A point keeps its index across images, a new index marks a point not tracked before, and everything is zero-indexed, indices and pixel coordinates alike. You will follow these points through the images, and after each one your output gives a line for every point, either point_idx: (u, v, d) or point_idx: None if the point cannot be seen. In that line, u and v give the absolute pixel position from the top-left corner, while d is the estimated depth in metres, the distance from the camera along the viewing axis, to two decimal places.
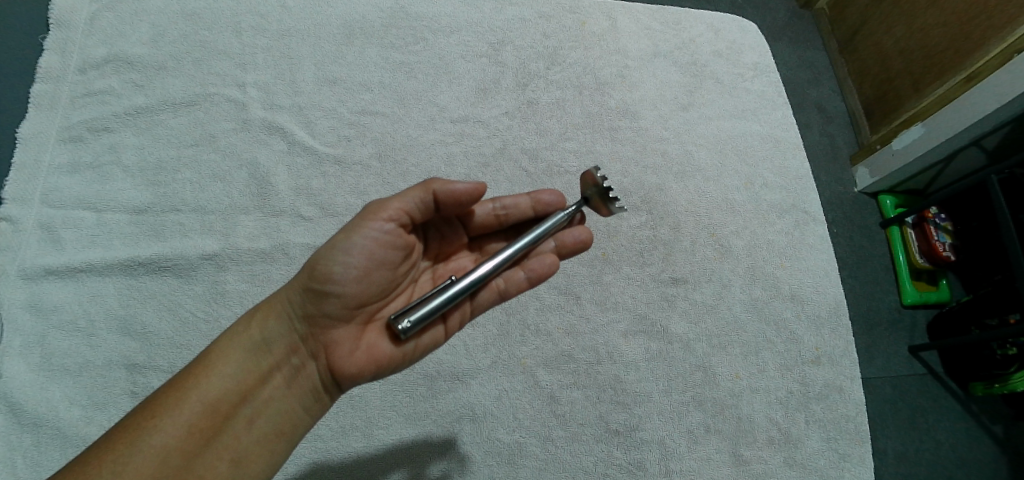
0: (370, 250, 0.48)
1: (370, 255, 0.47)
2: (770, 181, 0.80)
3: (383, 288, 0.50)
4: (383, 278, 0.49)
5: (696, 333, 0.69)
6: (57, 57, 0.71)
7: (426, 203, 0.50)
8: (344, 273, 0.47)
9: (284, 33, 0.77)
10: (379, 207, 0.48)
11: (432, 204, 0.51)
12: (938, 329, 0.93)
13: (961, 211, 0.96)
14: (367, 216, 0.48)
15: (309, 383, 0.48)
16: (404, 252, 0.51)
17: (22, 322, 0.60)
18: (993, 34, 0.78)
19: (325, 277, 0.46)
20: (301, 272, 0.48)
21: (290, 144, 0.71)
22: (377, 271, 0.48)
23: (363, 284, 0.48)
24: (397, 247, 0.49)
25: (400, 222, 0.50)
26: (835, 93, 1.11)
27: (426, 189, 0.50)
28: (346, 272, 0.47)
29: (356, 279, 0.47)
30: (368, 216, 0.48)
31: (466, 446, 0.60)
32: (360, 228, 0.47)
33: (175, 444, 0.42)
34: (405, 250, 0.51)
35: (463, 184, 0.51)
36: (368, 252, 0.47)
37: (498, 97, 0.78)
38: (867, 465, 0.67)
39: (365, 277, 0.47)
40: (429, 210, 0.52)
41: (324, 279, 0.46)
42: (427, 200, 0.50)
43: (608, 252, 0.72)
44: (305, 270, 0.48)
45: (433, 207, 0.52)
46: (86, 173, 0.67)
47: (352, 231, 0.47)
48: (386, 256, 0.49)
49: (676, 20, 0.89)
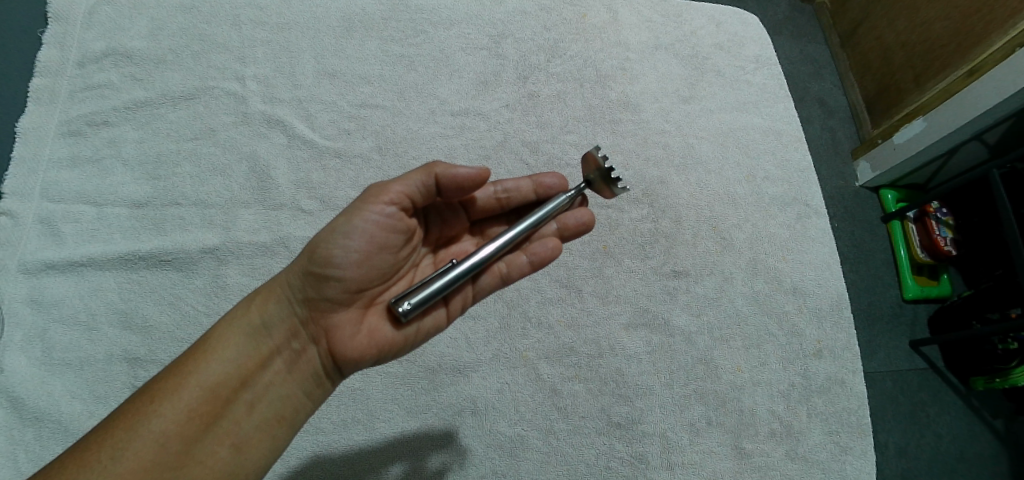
0: (371, 234, 0.47)
1: (370, 238, 0.47)
2: (771, 174, 0.80)
3: (384, 272, 0.49)
4: (384, 262, 0.49)
5: (697, 325, 0.69)
6: (56, 51, 0.71)
7: (428, 187, 0.50)
8: (345, 256, 0.46)
9: (283, 26, 0.76)
10: (379, 190, 0.48)
11: (433, 188, 0.51)
12: (939, 323, 0.92)
13: (962, 205, 0.96)
14: (367, 200, 0.48)
15: (311, 368, 0.48)
16: (405, 237, 0.50)
17: (22, 317, 0.60)
18: (994, 28, 0.78)
19: (326, 260, 0.46)
20: (300, 256, 0.48)
21: (290, 138, 0.71)
22: (377, 255, 0.48)
23: (364, 268, 0.47)
24: (399, 231, 0.49)
25: (403, 206, 0.49)
26: (836, 87, 1.10)
27: (429, 171, 0.50)
28: (347, 256, 0.46)
29: (357, 263, 0.47)
30: (369, 199, 0.48)
31: (467, 439, 0.60)
32: (360, 212, 0.47)
33: (175, 429, 0.42)
34: (406, 235, 0.50)
35: (466, 169, 0.51)
36: (369, 236, 0.47)
37: (499, 89, 0.78)
38: (868, 458, 0.67)
39: (366, 261, 0.47)
40: (432, 194, 0.51)
41: (324, 264, 0.46)
42: (429, 183, 0.50)
43: (609, 245, 0.71)
44: (305, 253, 0.48)
45: (435, 191, 0.51)
46: (86, 167, 0.67)
47: (351, 214, 0.47)
48: (388, 240, 0.48)
49: (678, 12, 0.88)
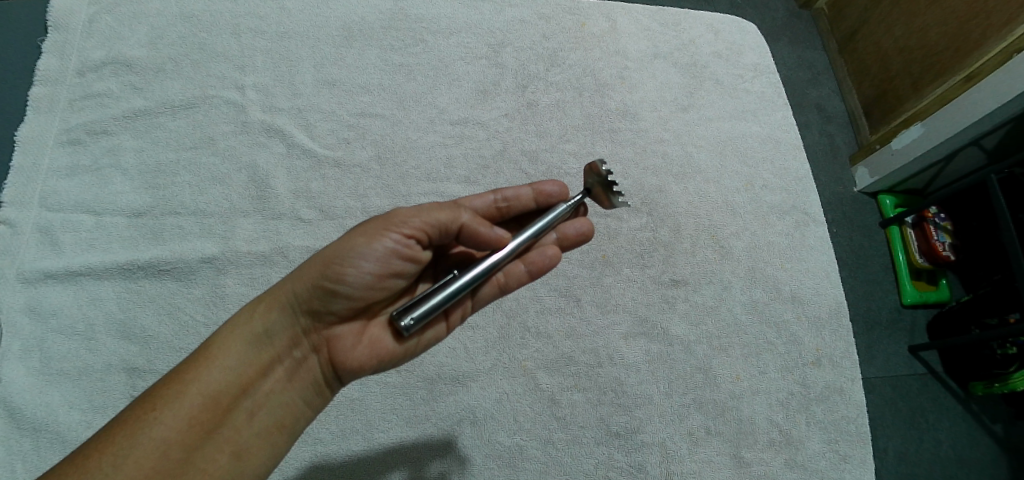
0: (385, 259, 0.46)
1: (384, 263, 0.46)
2: (770, 182, 0.80)
3: (394, 289, 0.49)
4: (394, 283, 0.49)
5: (696, 334, 0.69)
6: (55, 60, 0.71)
7: (450, 225, 0.49)
8: (357, 277, 0.46)
9: (283, 35, 0.76)
10: (401, 218, 0.47)
11: (453, 228, 0.49)
12: (938, 329, 0.93)
13: (961, 211, 0.96)
14: (386, 226, 0.46)
15: (311, 376, 0.49)
16: (417, 265, 0.49)
17: (22, 326, 0.60)
18: (993, 33, 0.78)
19: (337, 278, 0.45)
20: (308, 266, 0.47)
21: (290, 147, 0.71)
22: (390, 278, 0.47)
23: (374, 288, 0.47)
24: (412, 259, 0.48)
25: (419, 237, 0.48)
26: (835, 94, 1.11)
27: (457, 215, 0.49)
28: (359, 277, 0.46)
29: (367, 284, 0.46)
30: (388, 225, 0.46)
31: (467, 450, 0.60)
32: (379, 235, 0.46)
33: (176, 437, 0.42)
34: (419, 263, 0.49)
35: (490, 231, 0.50)
36: (383, 261, 0.46)
37: (498, 98, 0.78)
38: (867, 467, 0.67)
39: (378, 283, 0.47)
40: (451, 233, 0.50)
41: (337, 282, 0.45)
42: (451, 225, 0.49)
43: (608, 254, 0.72)
44: (313, 266, 0.46)
45: (453, 233, 0.50)
46: (86, 175, 0.67)
47: (370, 235, 0.46)
48: (401, 266, 0.47)
49: (676, 20, 0.88)
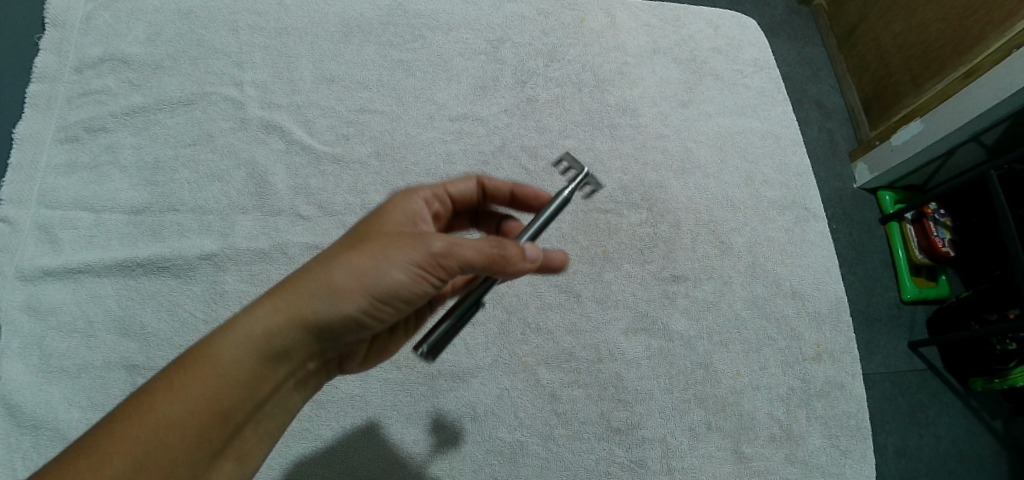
0: (419, 298, 0.42)
1: (417, 301, 0.43)
2: (770, 177, 0.80)
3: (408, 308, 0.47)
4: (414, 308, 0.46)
5: (696, 330, 0.69)
6: (52, 57, 0.71)
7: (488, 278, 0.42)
8: (390, 311, 0.42)
9: (282, 31, 0.76)
10: (439, 254, 0.40)
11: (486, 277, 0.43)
12: (938, 324, 0.93)
13: (960, 206, 0.97)
14: (430, 264, 0.40)
15: (315, 382, 0.48)
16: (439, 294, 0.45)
17: (21, 324, 0.60)
18: (992, 28, 0.78)
19: (374, 311, 0.41)
20: (347, 295, 0.40)
21: (289, 143, 0.71)
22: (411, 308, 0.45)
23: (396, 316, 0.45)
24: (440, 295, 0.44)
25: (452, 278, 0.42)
26: (834, 90, 1.11)
27: (490, 240, 0.41)
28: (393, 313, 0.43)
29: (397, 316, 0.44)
30: (430, 263, 0.41)
31: (467, 446, 0.60)
32: (419, 275, 0.41)
33: (184, 460, 0.38)
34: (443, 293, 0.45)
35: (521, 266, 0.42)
36: (418, 300, 0.42)
37: (497, 94, 0.78)
38: (868, 462, 0.67)
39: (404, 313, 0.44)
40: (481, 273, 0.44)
41: (372, 315, 0.42)
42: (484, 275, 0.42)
43: (608, 250, 0.71)
44: (353, 295, 0.40)
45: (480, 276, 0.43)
46: (84, 173, 0.67)
47: (410, 274, 0.40)
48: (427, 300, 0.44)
49: (676, 16, 0.88)
